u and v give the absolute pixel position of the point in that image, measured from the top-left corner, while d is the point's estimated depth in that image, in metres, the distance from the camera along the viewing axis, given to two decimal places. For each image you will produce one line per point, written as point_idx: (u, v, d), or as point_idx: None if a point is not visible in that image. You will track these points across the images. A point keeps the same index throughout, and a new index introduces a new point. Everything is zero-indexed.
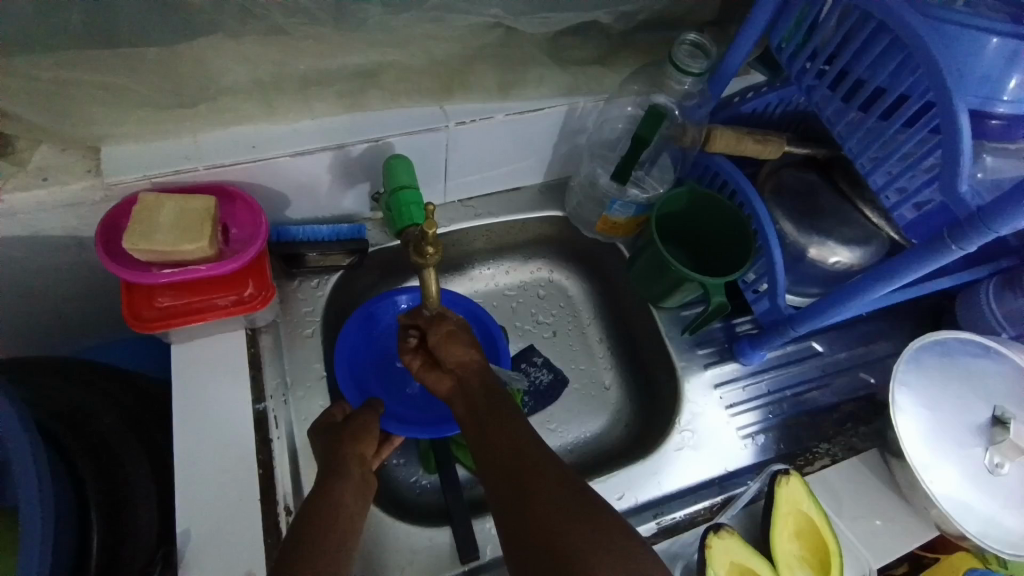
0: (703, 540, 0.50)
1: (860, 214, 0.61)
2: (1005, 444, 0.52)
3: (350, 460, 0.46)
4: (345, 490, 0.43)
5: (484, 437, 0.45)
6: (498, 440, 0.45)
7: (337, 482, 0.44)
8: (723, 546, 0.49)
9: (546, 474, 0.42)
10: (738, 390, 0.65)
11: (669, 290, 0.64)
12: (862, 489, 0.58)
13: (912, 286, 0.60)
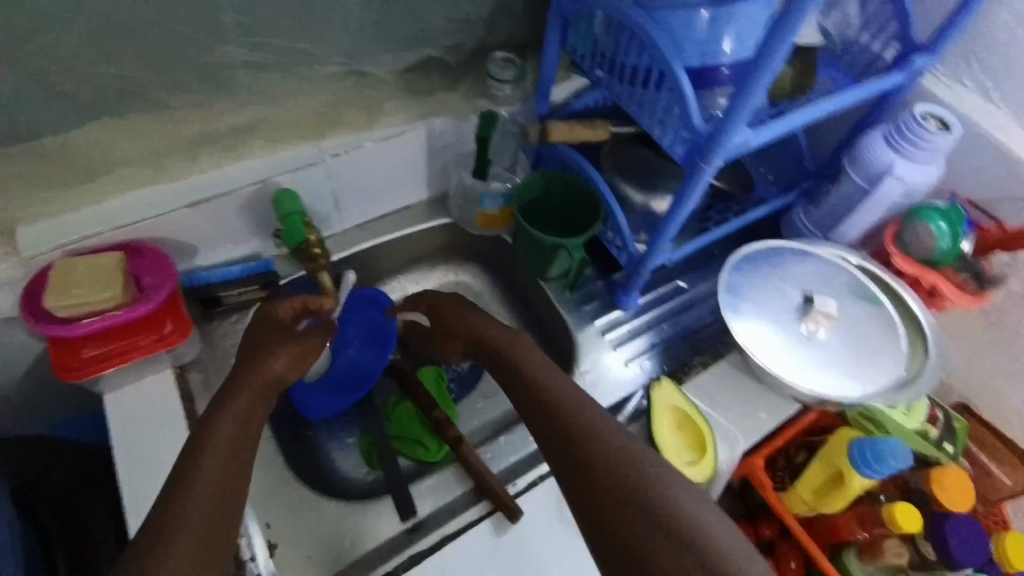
0: (650, 390, 0.66)
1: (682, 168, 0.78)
2: (818, 315, 0.66)
3: (220, 441, 0.48)
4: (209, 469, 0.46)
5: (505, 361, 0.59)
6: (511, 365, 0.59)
7: (202, 465, 0.46)
8: (663, 393, 0.65)
9: (574, 407, 0.52)
10: (623, 332, 0.77)
11: (547, 261, 0.75)
12: (732, 386, 0.69)
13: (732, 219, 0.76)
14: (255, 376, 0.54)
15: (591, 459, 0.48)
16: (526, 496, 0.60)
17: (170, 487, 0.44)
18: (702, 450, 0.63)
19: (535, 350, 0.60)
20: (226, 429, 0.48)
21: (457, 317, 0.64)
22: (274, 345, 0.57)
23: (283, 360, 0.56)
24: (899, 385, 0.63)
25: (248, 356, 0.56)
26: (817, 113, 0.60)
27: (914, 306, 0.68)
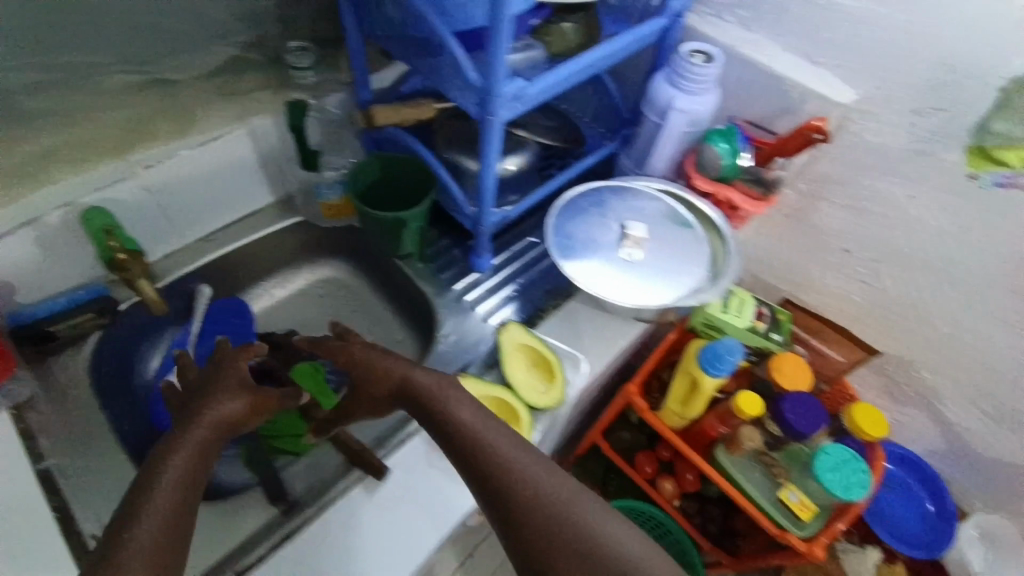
0: (498, 334, 0.70)
1: (514, 133, 0.84)
2: (630, 241, 0.75)
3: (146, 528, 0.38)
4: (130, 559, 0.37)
5: (448, 415, 0.50)
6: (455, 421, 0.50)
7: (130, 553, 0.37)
8: (510, 334, 0.70)
9: (542, 481, 0.45)
10: (483, 290, 0.81)
11: (395, 236, 0.78)
12: (578, 317, 0.76)
13: (563, 173, 0.84)
14: (197, 427, 0.45)
15: (566, 535, 0.43)
16: (393, 455, 0.62)
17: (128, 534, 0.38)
18: (552, 378, 0.69)
19: (466, 393, 0.52)
20: (164, 486, 0.41)
21: (365, 357, 0.55)
22: (224, 393, 0.48)
23: (238, 411, 0.47)
24: (707, 281, 0.75)
25: (187, 405, 0.47)
26: (593, 63, 0.69)
27: (710, 213, 0.80)
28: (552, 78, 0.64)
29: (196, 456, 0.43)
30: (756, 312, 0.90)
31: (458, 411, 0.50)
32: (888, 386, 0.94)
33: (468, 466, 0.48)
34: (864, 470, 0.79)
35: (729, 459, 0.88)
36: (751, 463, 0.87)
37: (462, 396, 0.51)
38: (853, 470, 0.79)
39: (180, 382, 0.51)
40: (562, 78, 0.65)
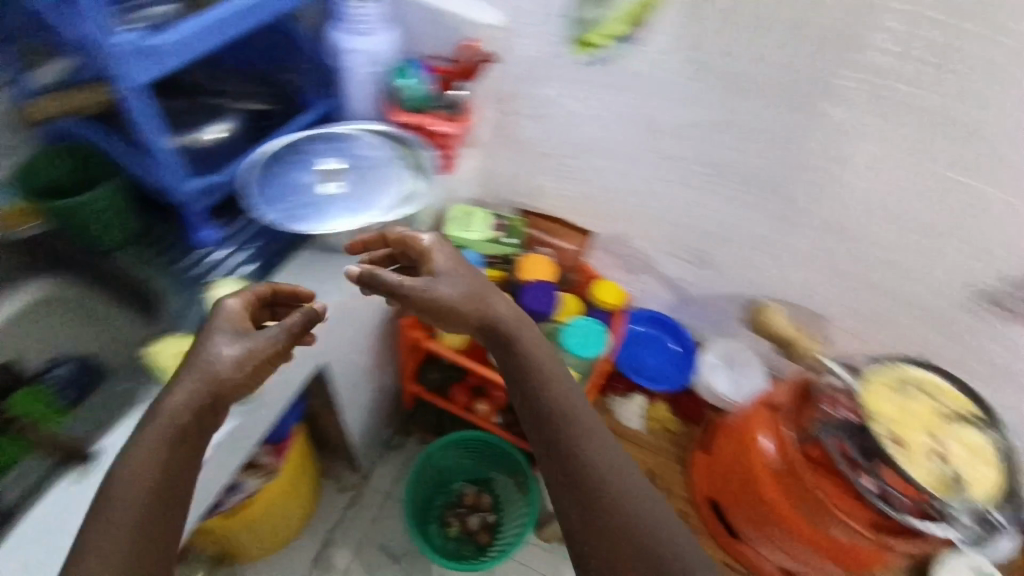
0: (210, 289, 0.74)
1: (219, 104, 0.80)
2: (331, 176, 0.82)
3: (154, 471, 0.52)
4: (129, 493, 0.51)
5: (510, 374, 0.67)
6: (514, 360, 0.67)
7: (110, 507, 0.50)
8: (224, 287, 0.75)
9: (558, 412, 0.63)
10: (215, 263, 0.79)
11: (85, 227, 0.74)
12: (310, 267, 0.82)
13: (280, 134, 0.83)
14: (202, 377, 0.57)
15: (544, 393, 0.65)
16: (106, 434, 0.63)
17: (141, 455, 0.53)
18: None
19: (497, 306, 0.69)
20: (201, 409, 0.57)
21: (410, 292, 0.69)
22: (221, 341, 0.60)
23: (227, 364, 0.59)
24: (403, 197, 0.82)
25: (198, 346, 0.60)
26: (263, 3, 0.69)
27: (415, 143, 0.86)
28: (192, 27, 0.63)
29: (208, 401, 0.57)
30: (493, 224, 1.02)
31: (472, 313, 0.68)
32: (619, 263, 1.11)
33: (500, 339, 0.68)
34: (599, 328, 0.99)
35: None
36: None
37: (526, 334, 0.69)
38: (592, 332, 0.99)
39: (221, 325, 0.61)
40: (206, 22, 0.64)
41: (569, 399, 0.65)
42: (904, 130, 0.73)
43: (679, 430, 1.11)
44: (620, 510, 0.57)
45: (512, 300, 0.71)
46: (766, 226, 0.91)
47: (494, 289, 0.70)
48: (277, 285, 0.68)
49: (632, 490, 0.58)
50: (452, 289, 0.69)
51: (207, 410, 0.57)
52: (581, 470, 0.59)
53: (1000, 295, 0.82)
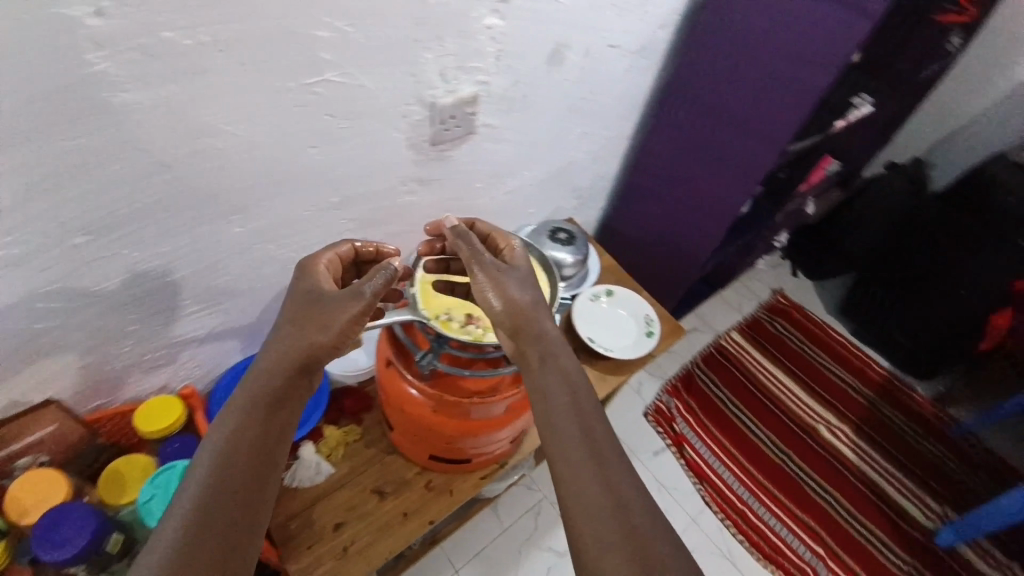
0: None
1: None
2: None
3: (249, 451, 0.58)
4: (239, 445, 0.58)
5: (514, 307, 0.69)
6: (528, 302, 0.70)
7: (242, 447, 0.58)
8: None
9: (579, 419, 0.61)
10: None
11: None
12: None
13: None
14: (325, 326, 0.66)
15: (524, 329, 0.69)
16: None
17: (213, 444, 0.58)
18: None
19: (541, 311, 0.71)
20: (272, 382, 0.63)
21: (489, 269, 0.72)
22: (303, 321, 0.67)
23: (291, 344, 0.65)
24: None
25: (314, 308, 0.67)
26: None
27: None
28: None
29: (294, 365, 0.65)
30: None
31: (495, 296, 0.70)
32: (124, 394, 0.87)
33: (509, 306, 0.70)
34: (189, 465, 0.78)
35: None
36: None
37: (529, 297, 0.71)
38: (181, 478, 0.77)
39: (309, 285, 0.70)
40: None
41: (581, 402, 0.63)
42: (218, 71, 0.62)
43: (363, 429, 1.00)
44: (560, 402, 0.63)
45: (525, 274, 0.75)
46: (221, 228, 0.77)
47: (508, 281, 0.71)
48: (357, 243, 0.80)
49: (555, 397, 0.64)
50: (496, 301, 0.70)
51: (268, 410, 0.61)
52: (556, 374, 0.65)
53: (429, 135, 0.90)
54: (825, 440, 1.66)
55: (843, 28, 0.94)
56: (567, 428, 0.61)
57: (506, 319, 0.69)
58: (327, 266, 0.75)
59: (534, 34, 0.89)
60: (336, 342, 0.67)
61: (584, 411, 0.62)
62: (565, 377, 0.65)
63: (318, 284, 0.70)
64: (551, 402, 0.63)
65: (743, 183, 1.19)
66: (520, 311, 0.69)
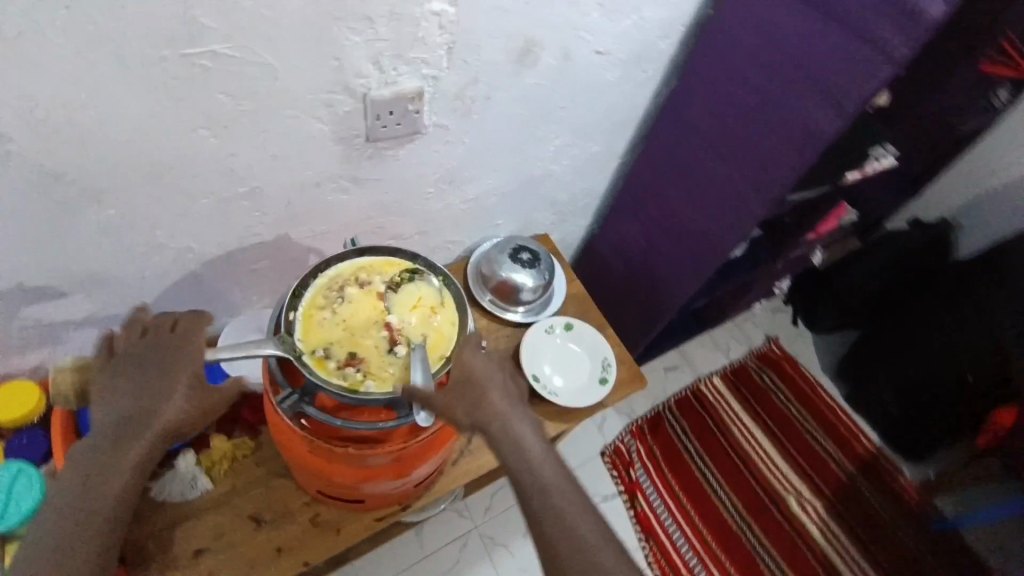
0: None
1: None
2: None
3: (114, 477, 0.68)
4: (102, 473, 0.68)
5: (487, 423, 0.63)
6: (498, 415, 0.64)
7: (105, 474, 0.68)
8: None
9: (567, 528, 0.59)
10: None
11: None
12: None
13: None
14: (180, 376, 0.70)
15: (507, 451, 0.62)
16: None
17: (58, 504, 0.66)
18: None
19: (513, 418, 0.64)
20: (128, 446, 0.69)
21: (459, 385, 0.65)
22: (163, 368, 0.70)
23: (158, 389, 0.69)
24: None
25: (166, 360, 0.71)
26: None
27: None
28: None
29: (156, 406, 0.69)
30: None
31: (462, 412, 0.63)
32: None
33: (476, 412, 0.63)
34: (26, 472, 0.72)
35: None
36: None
37: (499, 404, 0.64)
38: (16, 483, 0.72)
39: (161, 341, 0.72)
40: None
41: (568, 506, 0.61)
42: (59, 32, 0.51)
43: (258, 443, 0.90)
44: (561, 531, 0.59)
45: (490, 373, 0.66)
46: (87, 209, 0.66)
47: (473, 392, 0.64)
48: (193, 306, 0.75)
49: (544, 511, 0.60)
50: (466, 420, 0.63)
51: (131, 445, 0.69)
52: (546, 498, 0.60)
53: (362, 129, 0.77)
54: (791, 512, 1.53)
55: (859, 66, 0.78)
56: (560, 543, 0.59)
57: (485, 433, 0.63)
58: (166, 322, 0.73)
59: (496, 28, 0.76)
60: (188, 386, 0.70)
61: (574, 516, 0.60)
62: (558, 502, 0.60)
63: (175, 345, 0.71)
64: (553, 532, 0.59)
65: (729, 223, 1.04)
66: (498, 428, 0.63)
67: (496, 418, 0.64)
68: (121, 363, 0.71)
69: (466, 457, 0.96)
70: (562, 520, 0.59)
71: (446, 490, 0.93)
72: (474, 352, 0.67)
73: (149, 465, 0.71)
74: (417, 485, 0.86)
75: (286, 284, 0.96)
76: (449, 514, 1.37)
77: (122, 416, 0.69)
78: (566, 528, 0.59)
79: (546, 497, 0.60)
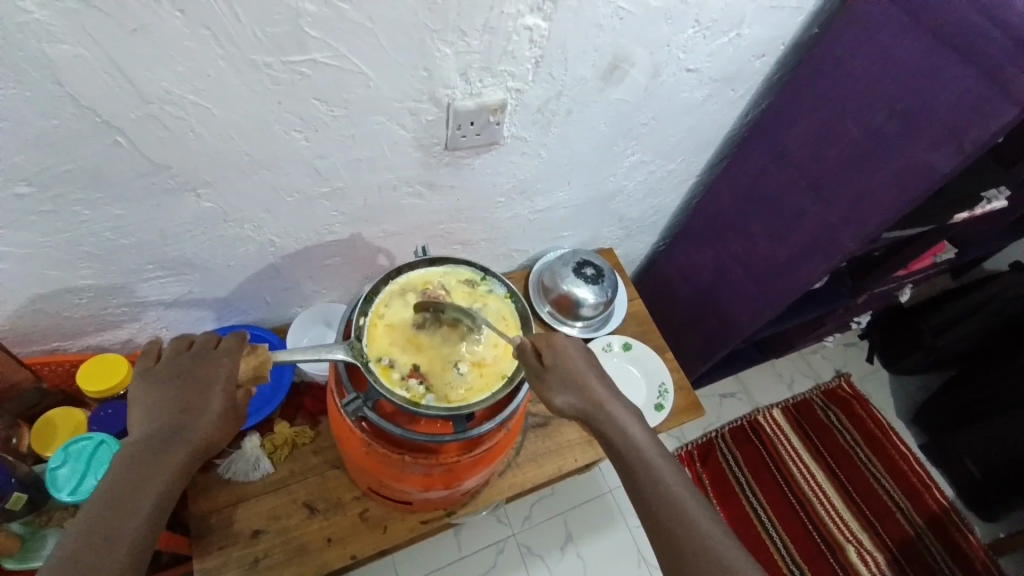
0: None
1: None
2: None
3: (164, 468, 0.58)
4: (150, 464, 0.58)
5: (583, 395, 0.65)
6: (592, 388, 0.66)
7: (153, 464, 0.58)
8: None
9: (664, 492, 0.60)
10: None
11: None
12: None
13: None
14: (221, 380, 0.63)
15: (614, 439, 0.64)
16: None
17: (93, 497, 0.55)
18: None
19: (608, 395, 0.67)
20: (164, 459, 0.58)
21: (563, 365, 0.66)
22: (203, 372, 0.64)
23: (201, 391, 0.62)
24: None
25: (201, 367, 0.64)
26: None
27: None
28: None
29: (199, 406, 0.61)
30: None
31: (566, 397, 0.65)
32: (80, 344, 0.85)
33: (582, 398, 0.65)
34: (107, 443, 0.76)
35: (14, 558, 0.77)
36: (41, 533, 0.80)
37: (596, 382, 0.67)
38: (100, 454, 0.76)
39: (195, 352, 0.65)
40: None
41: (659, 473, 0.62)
42: (173, 35, 0.53)
43: (316, 433, 0.93)
44: (665, 499, 0.60)
45: (589, 364, 0.68)
46: (185, 200, 0.70)
47: (574, 377, 0.66)
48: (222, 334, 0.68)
49: (645, 479, 0.61)
50: (569, 405, 0.65)
51: (178, 440, 0.60)
52: (655, 481, 0.61)
53: (442, 138, 0.77)
54: (849, 563, 1.43)
55: (977, 109, 0.72)
56: (657, 506, 0.60)
57: (580, 406, 0.65)
58: (212, 340, 0.67)
59: (586, 45, 0.74)
60: (231, 386, 0.64)
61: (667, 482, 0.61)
62: (682, 507, 0.59)
63: (215, 360, 0.64)
64: (680, 542, 0.57)
65: (813, 258, 0.98)
66: (604, 419, 0.65)
67: (602, 405, 0.65)
68: (157, 377, 0.63)
69: (511, 471, 0.95)
70: (685, 521, 0.58)
71: (489, 502, 0.93)
72: (576, 345, 0.69)
73: (183, 483, 0.60)
74: (462, 495, 0.87)
75: (354, 280, 0.99)
76: (488, 519, 1.38)
77: (165, 415, 0.61)
78: (672, 507, 0.59)
79: (669, 505, 0.59)
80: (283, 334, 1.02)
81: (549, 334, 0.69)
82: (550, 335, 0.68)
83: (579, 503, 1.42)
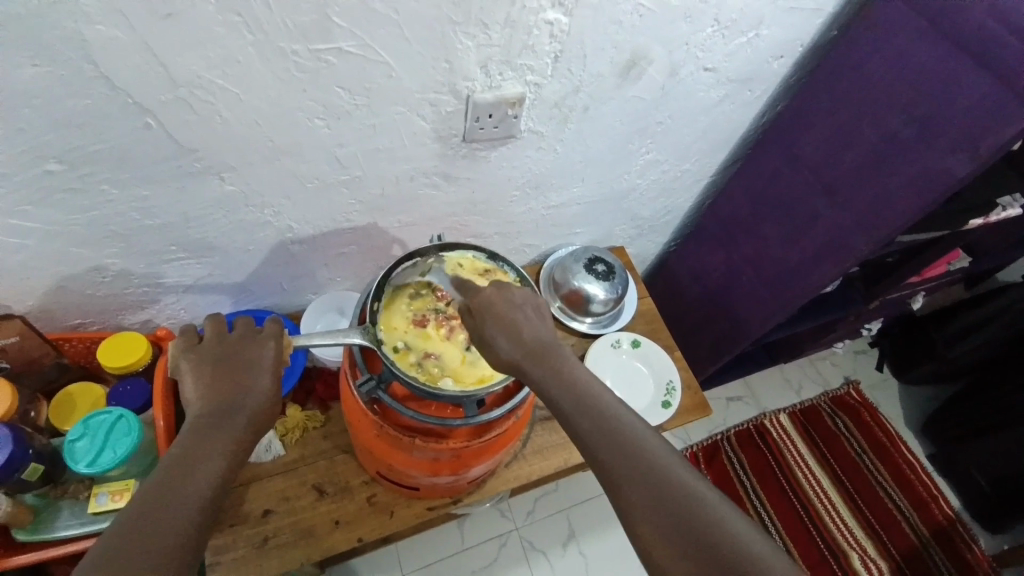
0: None
1: None
2: None
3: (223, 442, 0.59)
4: (209, 438, 0.58)
5: (513, 336, 0.62)
6: (527, 335, 0.63)
7: (212, 438, 0.58)
8: None
9: (603, 421, 0.57)
10: None
11: None
12: None
13: None
14: (268, 362, 0.66)
15: (549, 385, 0.60)
16: None
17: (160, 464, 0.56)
18: None
19: (537, 338, 0.63)
20: (222, 434, 0.59)
21: (493, 317, 0.63)
22: (250, 354, 0.65)
23: (251, 370, 0.64)
24: None
25: (248, 348, 0.66)
26: None
27: None
28: None
29: (250, 386, 0.63)
30: None
31: (500, 351, 0.62)
32: (100, 322, 0.87)
33: (513, 343, 0.62)
34: (126, 418, 0.78)
35: (26, 529, 0.79)
36: (55, 506, 0.81)
37: (524, 324, 0.64)
38: (117, 427, 0.78)
39: (239, 335, 0.67)
40: None
41: (601, 405, 0.58)
42: (204, 21, 0.55)
43: (327, 418, 0.95)
44: (605, 429, 0.56)
45: (528, 318, 0.64)
46: (208, 183, 0.72)
47: (506, 326, 0.63)
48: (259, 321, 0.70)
49: (579, 417, 0.58)
50: (500, 354, 0.62)
51: (234, 417, 0.60)
52: (593, 415, 0.57)
53: (461, 130, 0.79)
54: (853, 570, 1.42)
55: (996, 111, 0.71)
56: (594, 436, 0.56)
57: (512, 354, 0.62)
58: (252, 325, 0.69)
59: (605, 42, 0.75)
60: (275, 370, 0.66)
61: (610, 413, 0.58)
62: (621, 434, 0.55)
63: (261, 346, 0.66)
64: (623, 473, 0.53)
65: (825, 261, 0.98)
66: (543, 365, 0.61)
67: (539, 352, 0.62)
68: (202, 360, 0.64)
69: (517, 462, 0.96)
70: (623, 447, 0.54)
71: (494, 492, 0.94)
72: (519, 302, 0.65)
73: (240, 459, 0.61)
74: (468, 483, 0.88)
75: (368, 269, 1.00)
76: (491, 511, 1.39)
77: (217, 391, 0.62)
78: (613, 434, 0.56)
79: (613, 447, 0.55)
80: (298, 321, 1.03)
81: (490, 297, 0.65)
82: (483, 291, 0.66)
83: (582, 500, 1.43)
